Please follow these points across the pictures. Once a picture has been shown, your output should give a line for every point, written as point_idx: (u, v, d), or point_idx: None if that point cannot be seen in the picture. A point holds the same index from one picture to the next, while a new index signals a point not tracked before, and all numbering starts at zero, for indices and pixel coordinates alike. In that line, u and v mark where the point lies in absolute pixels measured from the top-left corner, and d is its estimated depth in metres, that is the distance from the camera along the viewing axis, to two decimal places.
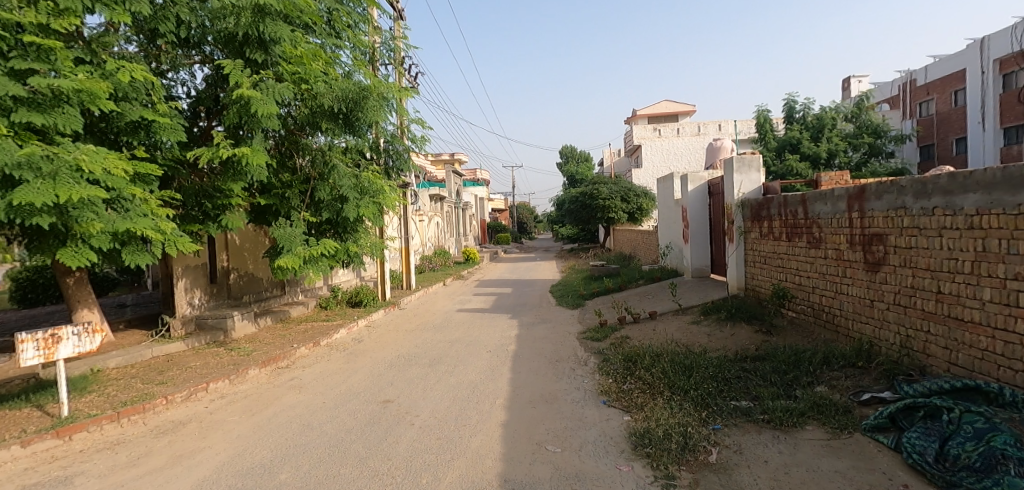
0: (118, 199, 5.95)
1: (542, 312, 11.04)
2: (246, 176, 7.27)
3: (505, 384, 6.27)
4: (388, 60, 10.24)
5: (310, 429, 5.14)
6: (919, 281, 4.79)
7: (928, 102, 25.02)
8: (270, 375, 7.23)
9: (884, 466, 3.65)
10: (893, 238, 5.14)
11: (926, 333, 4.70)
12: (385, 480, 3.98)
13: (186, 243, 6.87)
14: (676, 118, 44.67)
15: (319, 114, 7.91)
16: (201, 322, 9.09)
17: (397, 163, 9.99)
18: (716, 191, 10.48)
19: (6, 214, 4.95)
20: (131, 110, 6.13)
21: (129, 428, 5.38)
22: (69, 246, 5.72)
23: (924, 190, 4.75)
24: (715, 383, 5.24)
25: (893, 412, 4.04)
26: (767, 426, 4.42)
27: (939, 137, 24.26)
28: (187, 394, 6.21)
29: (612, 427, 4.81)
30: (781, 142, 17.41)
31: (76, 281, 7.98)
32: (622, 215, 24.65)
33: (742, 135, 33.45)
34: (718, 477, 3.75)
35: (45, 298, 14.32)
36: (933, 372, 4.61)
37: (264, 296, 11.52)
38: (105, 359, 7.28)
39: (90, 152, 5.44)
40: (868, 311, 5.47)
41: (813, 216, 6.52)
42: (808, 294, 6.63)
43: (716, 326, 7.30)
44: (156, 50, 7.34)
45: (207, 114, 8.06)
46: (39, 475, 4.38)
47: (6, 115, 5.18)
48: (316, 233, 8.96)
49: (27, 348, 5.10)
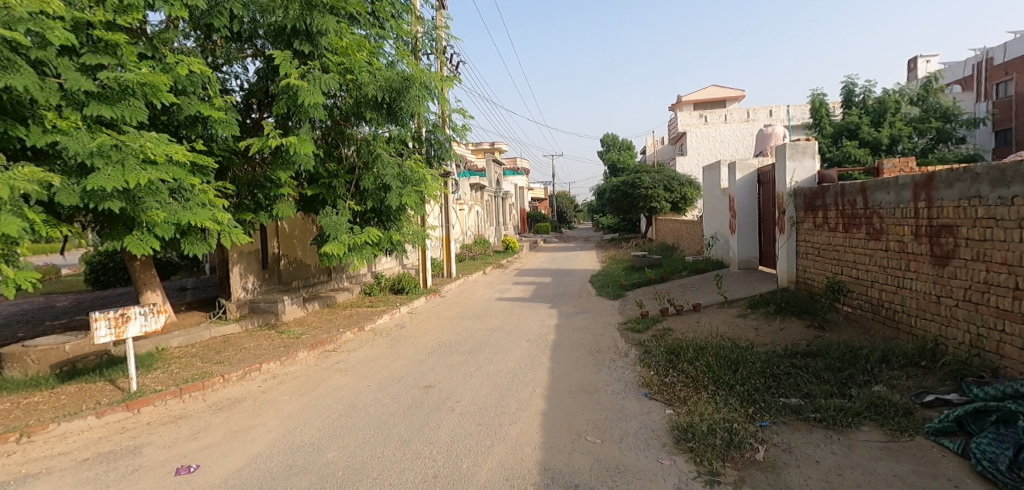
0: (178, 189, 6.19)
1: (582, 302, 10.94)
2: (293, 166, 7.41)
3: (546, 373, 6.24)
4: (430, 50, 10.28)
5: (355, 411, 5.25)
6: (993, 276, 4.46)
7: (1006, 82, 23.27)
8: (318, 358, 7.43)
9: (949, 472, 3.43)
10: (964, 230, 4.79)
11: (1001, 332, 4.38)
12: (427, 463, 4.02)
13: (240, 234, 7.07)
14: (725, 104, 43.33)
15: (363, 103, 8.01)
16: (254, 305, 9.44)
17: (439, 152, 10.07)
18: (765, 179, 10.08)
19: (81, 200, 5.24)
20: (189, 104, 6.38)
21: (189, 404, 5.64)
22: (136, 233, 6.01)
23: (1002, 178, 4.39)
24: (763, 378, 5.04)
25: (960, 415, 3.77)
26: (818, 426, 4.22)
27: (1018, 121, 22.54)
28: (242, 373, 6.44)
29: (653, 420, 4.71)
30: (838, 128, 16.57)
31: (142, 264, 8.40)
32: (666, 205, 24.08)
33: (795, 120, 32.12)
34: (766, 476, 3.61)
35: (115, 280, 15.23)
36: (1008, 375, 4.28)
37: (312, 282, 11.88)
38: (168, 338, 7.67)
39: (154, 140, 5.67)
40: (934, 307, 5.12)
41: (873, 205, 6.16)
42: (865, 288, 6.29)
43: (764, 320, 7.04)
44: (212, 45, 7.60)
45: (258, 106, 8.31)
46: (110, 444, 4.65)
47: (79, 108, 5.49)
48: (361, 222, 9.11)
49: (99, 326, 5.39)
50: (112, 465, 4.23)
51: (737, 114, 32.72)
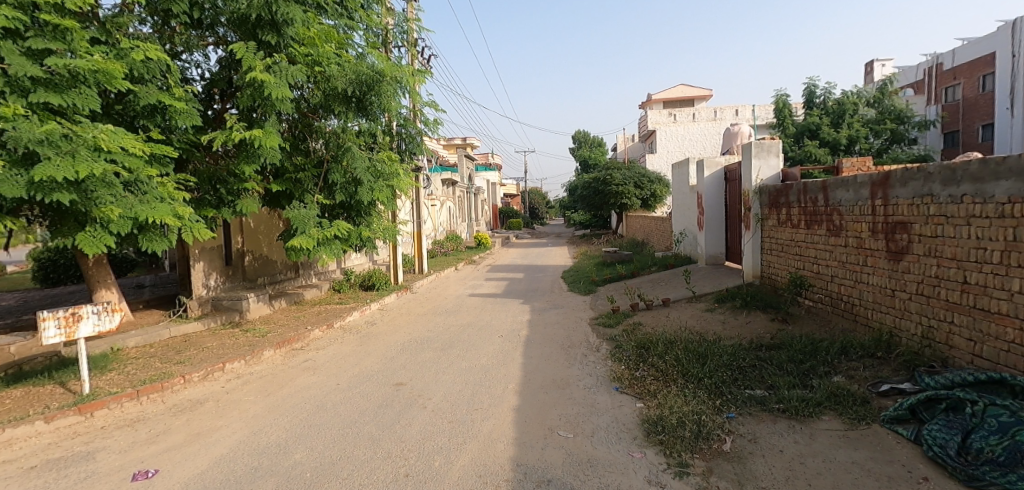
0: (134, 182, 5.96)
1: (553, 298, 11.03)
2: (259, 159, 7.20)
3: (518, 369, 6.26)
4: (401, 42, 10.17)
5: (323, 410, 5.17)
6: (944, 271, 4.68)
7: (954, 87, 24.42)
8: (285, 357, 7.27)
9: (903, 458, 3.59)
10: (918, 227, 5.01)
11: (950, 323, 4.60)
12: (398, 462, 4.00)
13: (202, 230, 6.86)
14: (692, 103, 44.37)
15: (332, 97, 7.88)
16: (218, 303, 9.23)
17: (410, 147, 9.94)
18: (733, 177, 10.31)
19: (27, 191, 4.95)
20: (148, 93, 6.16)
21: (148, 406, 5.45)
22: (88, 230, 5.74)
23: (953, 178, 4.60)
24: (730, 371, 5.18)
25: (913, 404, 3.95)
26: (782, 416, 4.36)
27: (965, 123, 23.65)
28: (204, 374, 6.26)
29: (624, 413, 4.79)
30: (800, 128, 17.11)
31: (95, 261, 8.07)
32: (635, 202, 24.48)
33: (759, 120, 32.97)
34: (732, 466, 3.71)
35: (66, 277, 14.57)
36: (956, 364, 4.51)
37: (279, 279, 11.60)
38: (125, 338, 7.40)
39: (108, 131, 5.45)
40: (889, 301, 5.35)
41: (834, 203, 6.37)
42: (826, 283, 6.51)
43: (730, 314, 7.23)
44: (171, 32, 7.32)
45: (221, 96, 8.07)
46: (62, 450, 4.46)
47: (25, 95, 5.19)
48: (330, 217, 8.94)
49: (48, 326, 5.14)
50: (64, 472, 4.06)
51: (704, 113, 33.44)
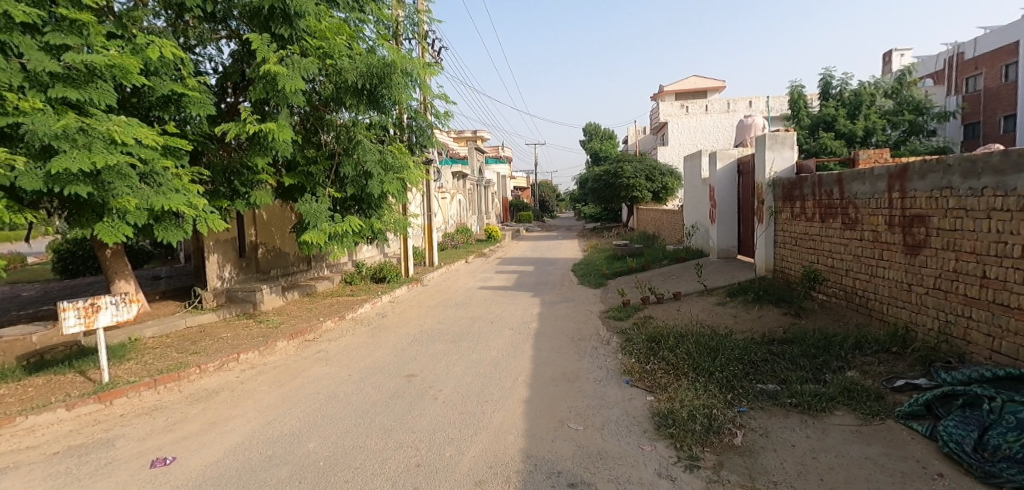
0: (150, 174, 6.03)
1: (564, 291, 11.02)
2: (271, 151, 7.24)
3: (527, 361, 6.27)
4: (411, 34, 10.14)
5: (336, 400, 5.22)
6: (962, 265, 4.60)
7: (976, 77, 23.90)
8: (298, 348, 7.35)
9: (918, 454, 3.55)
10: (936, 220, 4.92)
11: (968, 318, 4.53)
12: (410, 452, 4.03)
13: (216, 221, 6.92)
14: (705, 94, 43.91)
15: (344, 90, 7.77)
16: (232, 294, 9.34)
17: (420, 139, 9.89)
18: (745, 169, 10.22)
19: (45, 184, 5.03)
20: (163, 85, 6.21)
21: (165, 395, 5.54)
22: (106, 220, 5.82)
23: (973, 169, 4.51)
24: (741, 365, 5.15)
25: (929, 399, 3.91)
26: (794, 410, 4.32)
27: (986, 114, 23.16)
28: (219, 364, 6.34)
29: (634, 406, 4.78)
30: (815, 119, 16.82)
31: (112, 252, 8.18)
32: (647, 195, 24.31)
33: (774, 112, 32.54)
34: (744, 460, 3.70)
35: (84, 269, 14.79)
36: (973, 360, 4.45)
37: (291, 270, 11.70)
38: (142, 328, 7.51)
39: (122, 123, 5.50)
40: (905, 295, 5.27)
41: (850, 196, 6.28)
42: (841, 277, 6.43)
43: (742, 307, 7.19)
44: (184, 25, 7.40)
45: (234, 89, 8.13)
46: (82, 437, 4.55)
47: (43, 90, 5.27)
48: (341, 209, 8.99)
49: (68, 315, 5.23)
50: (84, 459, 4.14)
51: (717, 105, 33.09)
